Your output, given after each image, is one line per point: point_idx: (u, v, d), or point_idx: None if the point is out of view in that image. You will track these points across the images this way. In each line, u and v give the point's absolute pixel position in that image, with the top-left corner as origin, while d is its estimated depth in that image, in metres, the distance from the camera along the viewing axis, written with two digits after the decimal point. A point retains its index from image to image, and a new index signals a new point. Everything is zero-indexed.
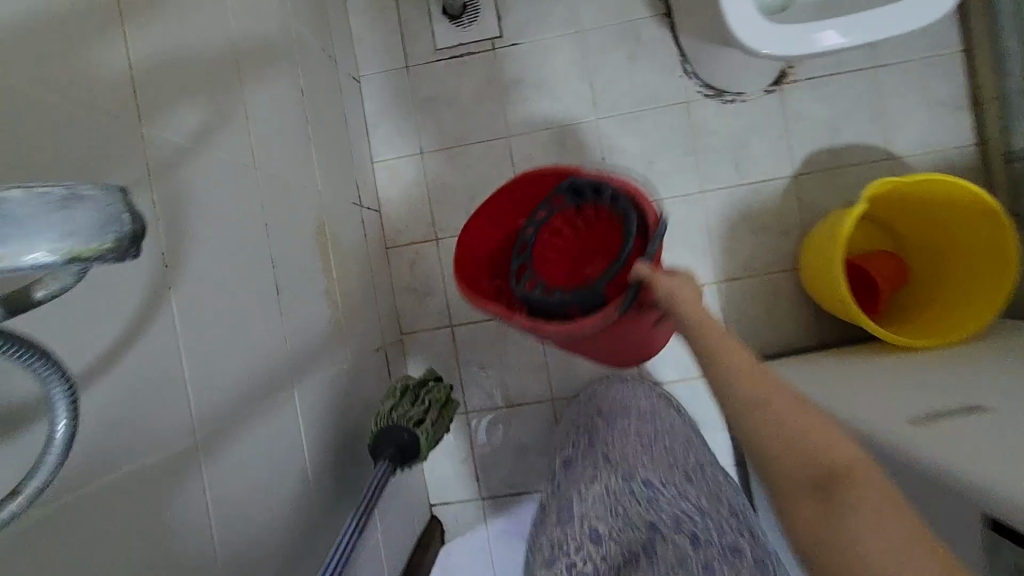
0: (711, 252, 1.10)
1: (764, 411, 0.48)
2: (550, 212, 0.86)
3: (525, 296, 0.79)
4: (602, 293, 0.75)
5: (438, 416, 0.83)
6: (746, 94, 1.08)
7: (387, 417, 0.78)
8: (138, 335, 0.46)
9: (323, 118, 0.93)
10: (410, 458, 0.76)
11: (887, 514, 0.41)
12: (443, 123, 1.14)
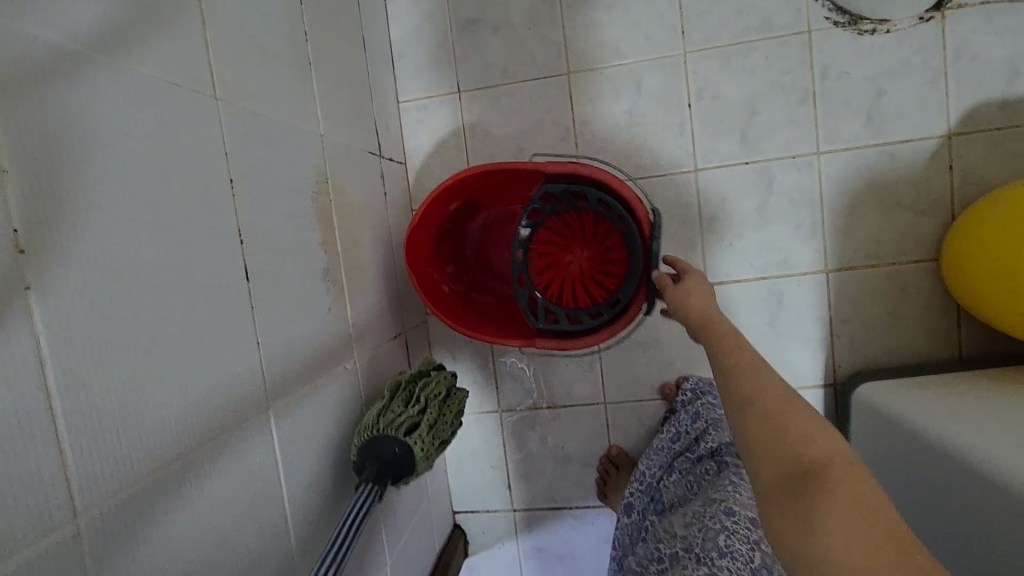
0: (822, 233, 0.86)
1: (762, 414, 0.49)
2: (530, 231, 0.70)
3: (540, 323, 0.69)
4: (621, 305, 0.67)
5: (439, 418, 0.64)
6: (893, 21, 0.81)
7: (372, 428, 0.60)
8: None
9: (332, 39, 0.71)
10: (404, 473, 0.59)
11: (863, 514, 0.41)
12: (486, 54, 0.90)
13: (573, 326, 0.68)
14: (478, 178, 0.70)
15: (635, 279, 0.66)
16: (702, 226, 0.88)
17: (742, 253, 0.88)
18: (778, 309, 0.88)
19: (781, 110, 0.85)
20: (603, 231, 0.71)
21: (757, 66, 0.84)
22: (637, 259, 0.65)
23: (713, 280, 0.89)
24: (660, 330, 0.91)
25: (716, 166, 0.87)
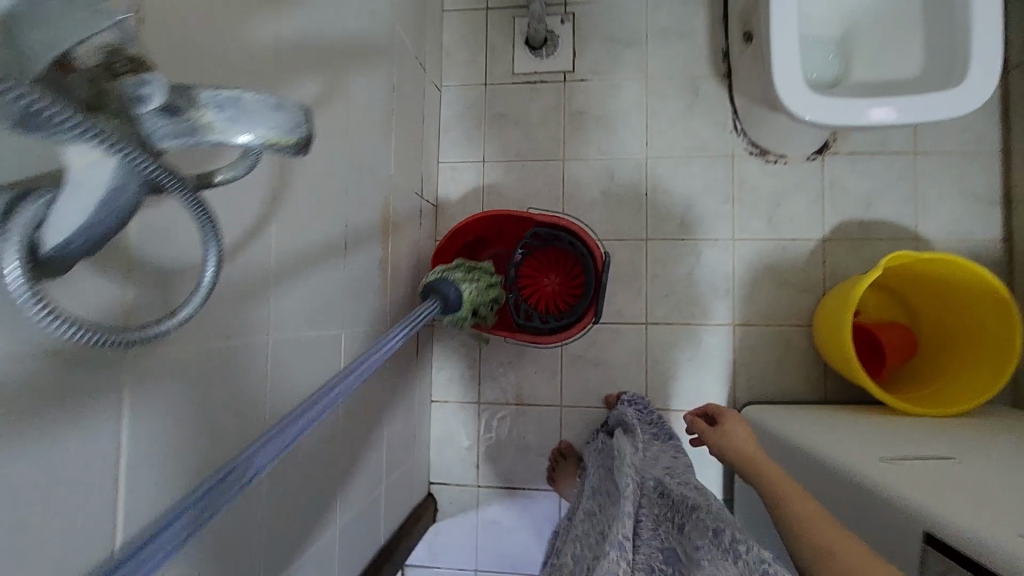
0: (733, 297, 1.17)
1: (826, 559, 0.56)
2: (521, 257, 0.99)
3: (520, 321, 0.97)
4: (577, 316, 0.97)
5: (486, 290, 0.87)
6: (790, 158, 1.17)
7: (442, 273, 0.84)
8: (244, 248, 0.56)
9: (406, 114, 1.05)
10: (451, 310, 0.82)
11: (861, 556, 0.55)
12: (507, 138, 1.26)
13: (543, 325, 0.97)
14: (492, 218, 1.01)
15: (588, 298, 0.97)
16: (648, 280, 1.19)
17: (674, 304, 1.19)
18: (698, 348, 1.17)
19: (710, 206, 1.19)
20: (570, 264, 1.01)
21: (697, 174, 1.20)
22: (593, 285, 0.96)
23: (652, 322, 1.19)
24: (609, 354, 1.20)
25: (661, 238, 1.20)
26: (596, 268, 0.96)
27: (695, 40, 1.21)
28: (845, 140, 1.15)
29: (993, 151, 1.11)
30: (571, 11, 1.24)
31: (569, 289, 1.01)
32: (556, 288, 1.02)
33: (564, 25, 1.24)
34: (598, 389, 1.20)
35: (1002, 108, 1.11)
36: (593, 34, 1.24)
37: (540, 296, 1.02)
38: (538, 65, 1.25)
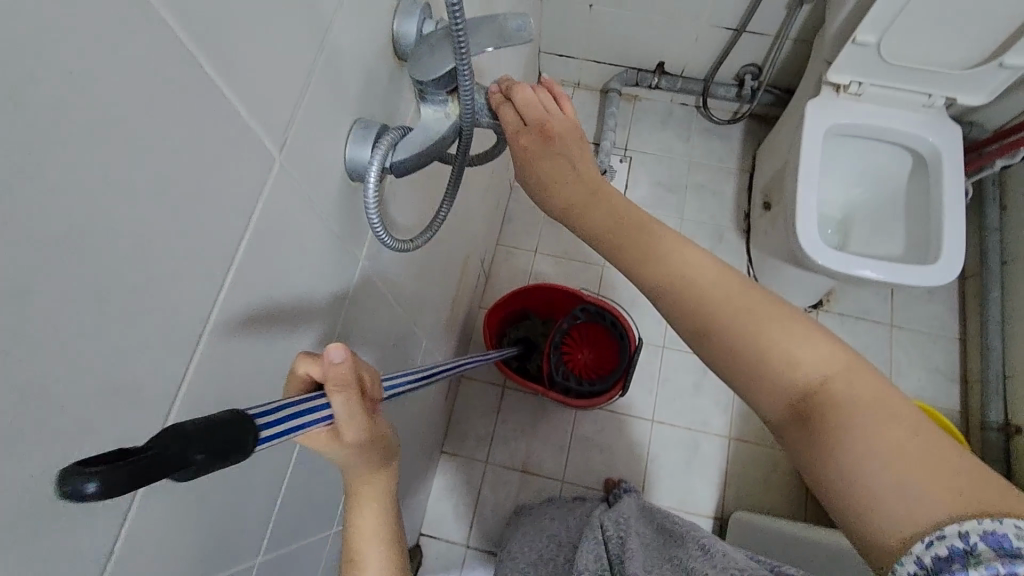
0: (732, 411, 1.31)
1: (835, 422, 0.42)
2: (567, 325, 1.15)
3: (558, 379, 1.12)
4: (606, 385, 1.11)
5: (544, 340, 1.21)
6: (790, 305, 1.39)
7: (521, 332, 1.25)
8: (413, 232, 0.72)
9: (492, 192, 1.26)
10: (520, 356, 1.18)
11: (866, 430, 0.40)
12: (560, 237, 1.47)
13: (576, 386, 1.11)
14: (548, 290, 1.18)
15: (619, 372, 1.11)
16: (659, 381, 1.34)
17: (680, 407, 1.32)
18: (695, 452, 1.29)
19: None
20: (606, 340, 1.17)
21: None
22: (626, 363, 1.11)
23: (658, 419, 1.31)
24: (615, 441, 1.30)
25: (676, 348, 1.37)
26: (630, 349, 1.11)
27: (725, 199, 1.50)
28: (837, 302, 1.38)
29: (952, 335, 1.35)
30: (630, 155, 1.54)
31: (600, 364, 1.16)
32: (588, 361, 1.16)
33: (622, 163, 1.52)
34: (600, 472, 1.28)
35: (961, 305, 1.37)
36: (644, 175, 1.52)
37: (575, 362, 1.15)
38: None
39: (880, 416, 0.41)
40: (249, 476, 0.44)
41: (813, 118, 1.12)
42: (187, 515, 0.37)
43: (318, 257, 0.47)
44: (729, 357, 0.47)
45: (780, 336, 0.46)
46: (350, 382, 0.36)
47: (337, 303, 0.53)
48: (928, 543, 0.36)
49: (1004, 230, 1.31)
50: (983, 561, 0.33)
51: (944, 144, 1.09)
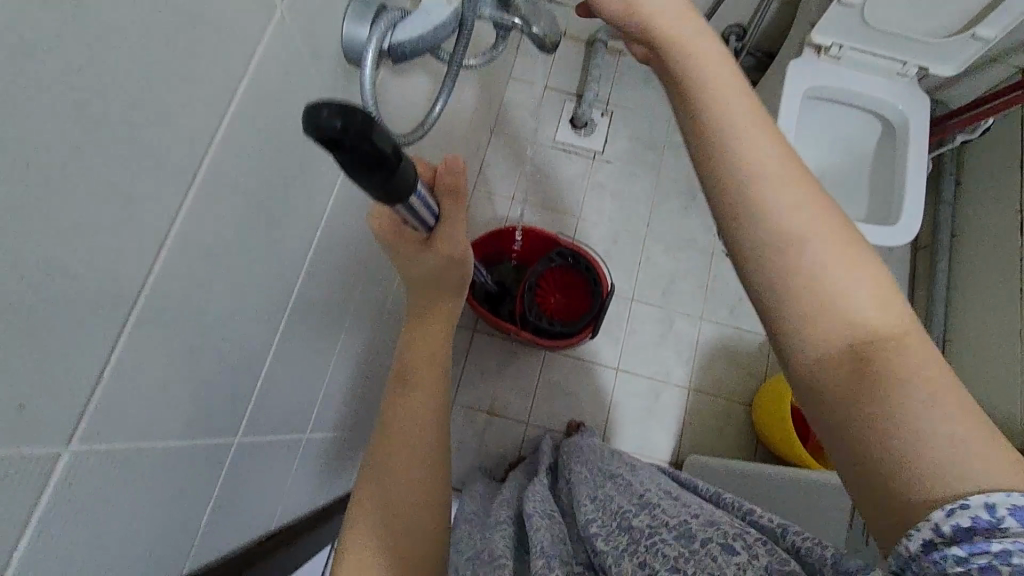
0: (693, 363, 1.36)
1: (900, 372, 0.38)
2: (542, 270, 1.15)
3: (530, 319, 1.12)
4: (576, 328, 1.13)
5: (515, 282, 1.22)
6: None
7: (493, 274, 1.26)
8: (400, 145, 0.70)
9: (474, 132, 1.24)
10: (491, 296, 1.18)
11: (934, 396, 0.36)
12: (538, 187, 1.47)
13: (547, 328, 1.12)
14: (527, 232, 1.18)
15: (590, 316, 1.14)
16: (627, 333, 1.37)
17: (644, 357, 1.36)
18: (656, 399, 1.34)
19: (688, 286, 1.42)
20: (577, 287, 1.19)
21: (683, 259, 1.44)
22: (597, 307, 1.13)
23: (623, 367, 1.35)
24: (581, 387, 1.33)
25: (644, 301, 1.40)
26: (602, 295, 1.15)
27: None
28: None
29: (901, 301, 1.43)
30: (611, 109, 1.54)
31: (568, 310, 1.18)
32: (558, 305, 1.18)
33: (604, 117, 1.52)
34: (564, 416, 1.31)
35: (911, 274, 1.45)
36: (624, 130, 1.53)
37: (547, 304, 1.17)
38: (576, 139, 1.50)
39: (952, 390, 0.37)
40: (237, 355, 0.43)
41: (793, 78, 1.14)
42: (177, 374, 0.36)
43: (315, 137, 0.45)
44: (778, 289, 0.43)
45: (855, 285, 0.41)
46: (458, 189, 0.51)
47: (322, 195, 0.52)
48: (948, 512, 0.33)
49: (956, 205, 1.39)
50: (1009, 536, 0.31)
51: (913, 112, 1.13)
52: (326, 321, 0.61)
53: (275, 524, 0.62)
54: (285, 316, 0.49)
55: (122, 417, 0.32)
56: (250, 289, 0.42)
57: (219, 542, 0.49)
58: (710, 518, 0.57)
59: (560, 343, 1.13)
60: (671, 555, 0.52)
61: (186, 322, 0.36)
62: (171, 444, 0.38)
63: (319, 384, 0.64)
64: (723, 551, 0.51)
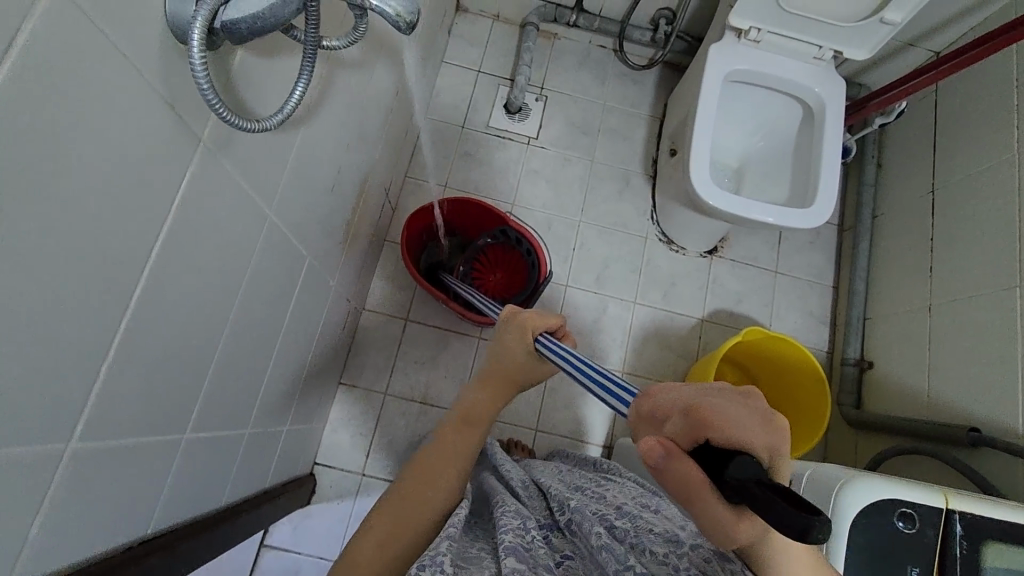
0: (626, 347, 1.38)
1: None
2: (485, 244, 1.17)
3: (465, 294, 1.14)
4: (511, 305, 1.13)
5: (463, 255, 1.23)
6: (687, 250, 1.46)
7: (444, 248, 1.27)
8: (290, 133, 0.68)
9: (399, 118, 1.22)
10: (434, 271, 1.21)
11: None
12: (471, 173, 1.44)
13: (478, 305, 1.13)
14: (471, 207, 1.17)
15: (525, 295, 1.13)
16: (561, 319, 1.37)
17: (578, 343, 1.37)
18: None
19: (621, 271, 1.43)
20: (518, 265, 1.18)
21: (616, 244, 1.44)
22: (530, 288, 1.13)
23: None
24: None
25: (579, 287, 1.40)
26: (539, 277, 1.13)
27: (635, 144, 1.52)
28: (729, 248, 1.47)
29: (827, 282, 1.47)
30: (546, 94, 1.52)
31: (505, 288, 1.18)
32: (499, 284, 1.19)
33: (538, 102, 1.51)
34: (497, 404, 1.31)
35: (837, 255, 1.49)
36: (559, 115, 1.51)
37: (488, 281, 1.19)
38: (510, 124, 1.49)
39: None
40: (66, 356, 0.39)
41: (715, 61, 1.14)
42: None
43: (158, 125, 0.43)
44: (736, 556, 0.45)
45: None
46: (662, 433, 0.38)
47: (187, 193, 0.49)
48: None
49: (877, 186, 1.43)
50: None
51: (830, 96, 1.15)
52: (202, 316, 0.58)
53: (156, 528, 0.59)
54: (134, 310, 0.46)
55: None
56: (72, 286, 0.38)
57: (69, 553, 0.46)
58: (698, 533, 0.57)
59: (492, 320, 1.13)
60: (658, 551, 0.54)
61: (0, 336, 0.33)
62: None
63: (202, 380, 0.61)
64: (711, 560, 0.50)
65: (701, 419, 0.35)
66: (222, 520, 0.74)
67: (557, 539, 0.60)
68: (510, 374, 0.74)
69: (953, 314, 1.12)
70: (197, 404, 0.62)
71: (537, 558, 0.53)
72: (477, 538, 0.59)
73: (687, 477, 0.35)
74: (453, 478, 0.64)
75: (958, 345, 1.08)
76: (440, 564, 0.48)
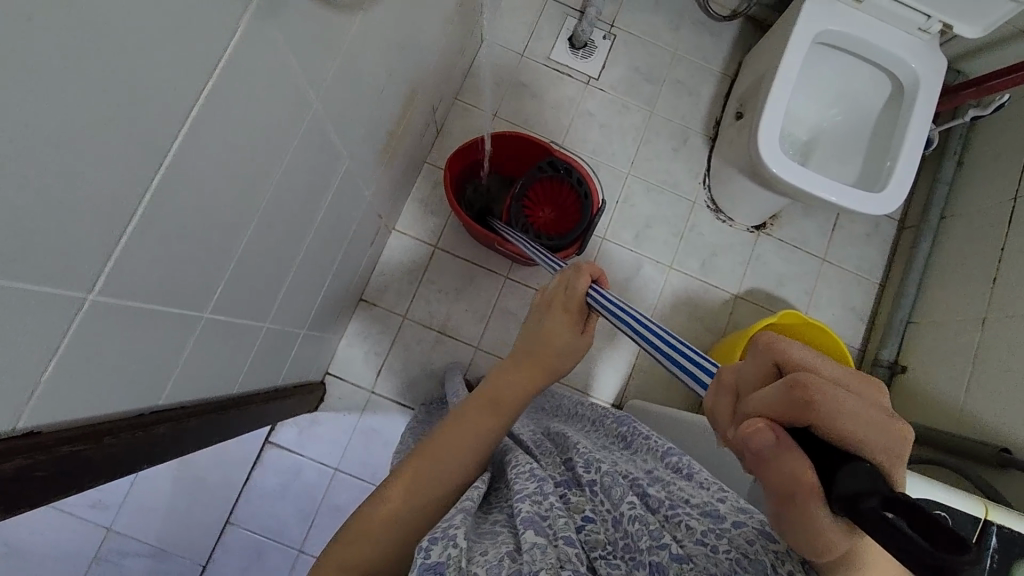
0: (653, 311, 1.34)
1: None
2: (533, 180, 1.13)
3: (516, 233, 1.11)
4: (566, 243, 1.10)
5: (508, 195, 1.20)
6: (735, 222, 1.39)
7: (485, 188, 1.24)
8: (347, 16, 0.63)
9: (458, 33, 1.15)
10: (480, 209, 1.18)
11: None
12: (523, 106, 1.38)
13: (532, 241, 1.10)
14: (514, 140, 1.13)
15: (581, 230, 1.10)
16: None
17: None
18: (610, 342, 1.32)
19: (662, 232, 1.37)
20: (568, 198, 1.14)
21: (662, 204, 1.38)
22: (586, 223, 1.10)
23: None
24: None
25: (615, 242, 1.36)
26: (593, 209, 1.10)
27: (699, 102, 1.43)
28: (779, 227, 1.39)
29: (875, 279, 1.39)
30: (615, 32, 1.42)
31: (557, 224, 1.14)
32: (548, 221, 1.14)
33: (605, 41, 1.41)
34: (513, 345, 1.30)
35: (892, 251, 1.41)
36: (624, 58, 1.42)
37: (540, 216, 1.14)
38: (571, 60, 1.40)
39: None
40: (87, 202, 0.37)
41: (807, 16, 1.05)
42: (12, 218, 0.32)
43: None
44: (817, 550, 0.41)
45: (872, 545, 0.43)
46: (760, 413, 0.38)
47: (236, 57, 0.46)
48: None
49: (953, 185, 1.33)
50: None
51: (927, 75, 1.05)
52: (234, 194, 0.55)
53: (168, 400, 0.60)
54: (165, 169, 0.43)
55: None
56: (100, 125, 0.35)
57: (81, 404, 0.45)
58: (739, 504, 0.55)
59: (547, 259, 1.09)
60: (695, 526, 0.52)
61: (30, 165, 0.32)
62: (10, 282, 0.34)
63: (228, 263, 0.60)
64: (756, 535, 0.49)
65: (804, 397, 0.35)
66: (233, 407, 0.74)
67: (577, 494, 0.58)
68: (540, 356, 0.68)
69: (1008, 329, 1.05)
70: (221, 285, 0.61)
71: (558, 527, 0.51)
72: (492, 508, 0.58)
73: (790, 475, 0.36)
74: (471, 452, 0.60)
75: (1006, 362, 1.02)
76: (451, 540, 0.47)
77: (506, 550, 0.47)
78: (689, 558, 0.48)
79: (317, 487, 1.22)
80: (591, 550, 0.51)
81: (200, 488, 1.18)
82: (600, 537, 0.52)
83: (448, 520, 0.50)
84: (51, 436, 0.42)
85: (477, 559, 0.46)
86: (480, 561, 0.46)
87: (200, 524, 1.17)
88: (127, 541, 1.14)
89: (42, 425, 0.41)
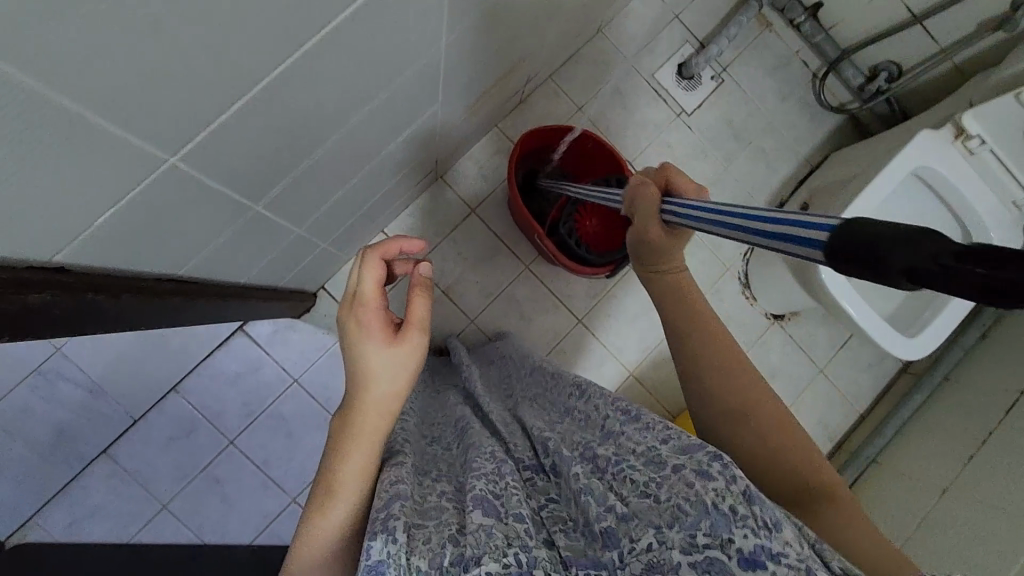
0: (648, 354, 1.35)
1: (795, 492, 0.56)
2: (594, 189, 1.12)
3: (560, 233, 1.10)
4: (603, 261, 1.10)
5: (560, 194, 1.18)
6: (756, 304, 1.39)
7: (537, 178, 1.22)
8: None
9: (583, 16, 1.11)
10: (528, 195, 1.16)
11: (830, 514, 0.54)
12: (610, 111, 1.35)
13: (573, 246, 1.09)
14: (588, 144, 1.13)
15: (622, 255, 1.09)
16: (606, 293, 1.33)
17: (608, 324, 1.33)
18: (596, 367, 1.32)
19: None
20: (619, 219, 1.13)
21: (698, 258, 1.37)
22: (629, 250, 1.09)
23: (584, 323, 1.32)
24: (537, 317, 1.31)
25: (640, 276, 1.35)
26: None
27: (773, 177, 1.41)
28: (795, 324, 1.40)
29: (858, 409, 1.42)
30: (724, 77, 1.39)
31: (602, 240, 1.13)
32: (592, 234, 1.13)
33: (712, 81, 1.38)
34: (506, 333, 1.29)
35: (883, 389, 1.43)
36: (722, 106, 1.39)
37: (587, 227, 1.13)
38: (674, 86, 1.37)
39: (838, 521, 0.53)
40: (218, 73, 0.34)
41: (919, 145, 1.04)
42: (143, 70, 0.29)
43: None
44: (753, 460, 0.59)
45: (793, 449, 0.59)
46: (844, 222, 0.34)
47: None
48: None
49: (966, 354, 1.35)
50: None
51: (1003, 247, 1.05)
52: (338, 105, 0.53)
53: (185, 273, 0.57)
54: (297, 63, 0.41)
55: (23, 51, 0.23)
56: (264, 10, 0.32)
57: (113, 256, 0.43)
58: (684, 445, 0.52)
59: (578, 270, 1.08)
60: (639, 482, 0.49)
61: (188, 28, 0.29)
62: (111, 125, 0.31)
63: (295, 166, 0.57)
64: (696, 478, 0.46)
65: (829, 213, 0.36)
66: (236, 297, 0.72)
67: (542, 480, 0.57)
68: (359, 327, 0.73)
69: (964, 507, 1.08)
70: (280, 182, 0.58)
71: (510, 505, 0.48)
72: (442, 479, 0.58)
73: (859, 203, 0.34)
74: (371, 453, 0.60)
75: (953, 537, 1.05)
76: (393, 532, 0.45)
77: (450, 534, 0.46)
78: (636, 516, 0.46)
79: (270, 390, 1.21)
80: (550, 526, 0.49)
81: (159, 346, 1.15)
82: (562, 515, 0.51)
83: (385, 502, 0.48)
84: (80, 280, 0.41)
85: (419, 551, 0.44)
86: (422, 553, 0.44)
87: (146, 380, 1.15)
88: (70, 368, 1.10)
89: (76, 265, 0.40)
